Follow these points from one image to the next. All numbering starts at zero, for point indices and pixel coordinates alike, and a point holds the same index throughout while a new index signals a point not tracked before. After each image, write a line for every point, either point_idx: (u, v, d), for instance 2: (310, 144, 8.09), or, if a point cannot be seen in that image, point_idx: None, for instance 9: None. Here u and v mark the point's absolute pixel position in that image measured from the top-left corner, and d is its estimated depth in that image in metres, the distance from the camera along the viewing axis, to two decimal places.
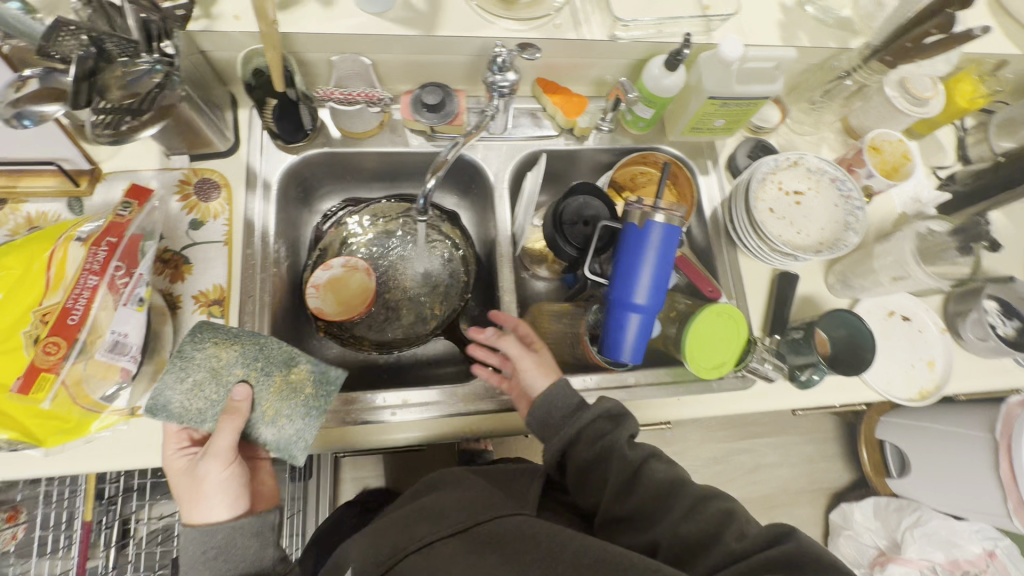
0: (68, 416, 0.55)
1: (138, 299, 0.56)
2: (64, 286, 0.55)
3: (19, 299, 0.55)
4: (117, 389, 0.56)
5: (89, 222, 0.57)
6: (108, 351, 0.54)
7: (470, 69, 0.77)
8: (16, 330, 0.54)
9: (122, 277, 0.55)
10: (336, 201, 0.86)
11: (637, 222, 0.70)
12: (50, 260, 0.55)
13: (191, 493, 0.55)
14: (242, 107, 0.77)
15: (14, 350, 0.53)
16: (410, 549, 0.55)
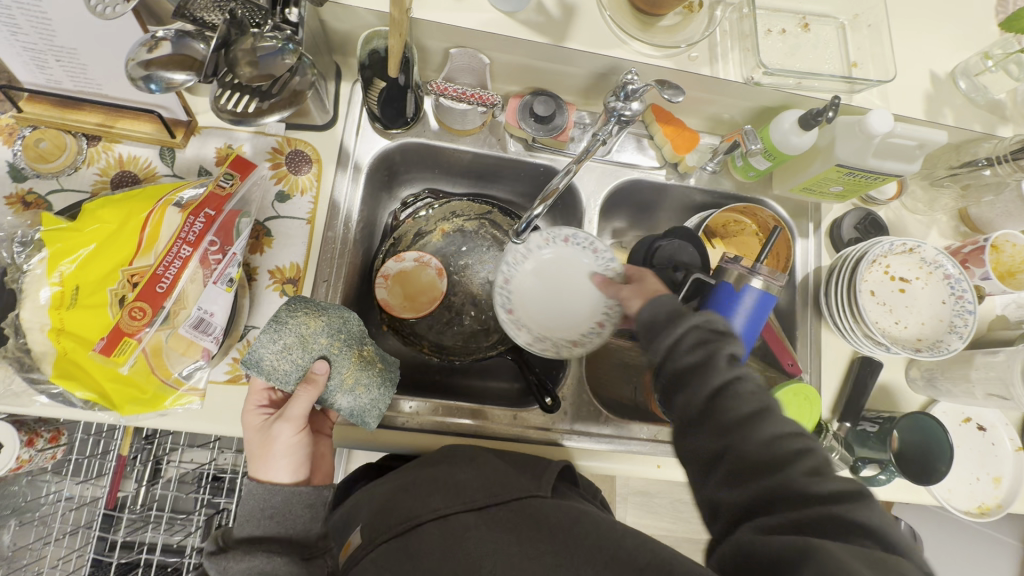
0: (145, 387, 0.54)
1: (228, 279, 0.55)
2: (156, 252, 0.54)
3: (108, 256, 0.53)
4: (194, 367, 0.56)
5: (191, 188, 0.57)
6: (193, 328, 0.54)
7: (587, 83, 0.73)
8: (103, 286, 0.53)
9: (216, 253, 0.55)
10: (416, 189, 0.83)
11: (732, 283, 0.67)
12: (146, 221, 0.54)
13: (260, 450, 0.55)
14: (345, 80, 0.73)
15: (98, 306, 0.52)
16: (423, 518, 0.51)
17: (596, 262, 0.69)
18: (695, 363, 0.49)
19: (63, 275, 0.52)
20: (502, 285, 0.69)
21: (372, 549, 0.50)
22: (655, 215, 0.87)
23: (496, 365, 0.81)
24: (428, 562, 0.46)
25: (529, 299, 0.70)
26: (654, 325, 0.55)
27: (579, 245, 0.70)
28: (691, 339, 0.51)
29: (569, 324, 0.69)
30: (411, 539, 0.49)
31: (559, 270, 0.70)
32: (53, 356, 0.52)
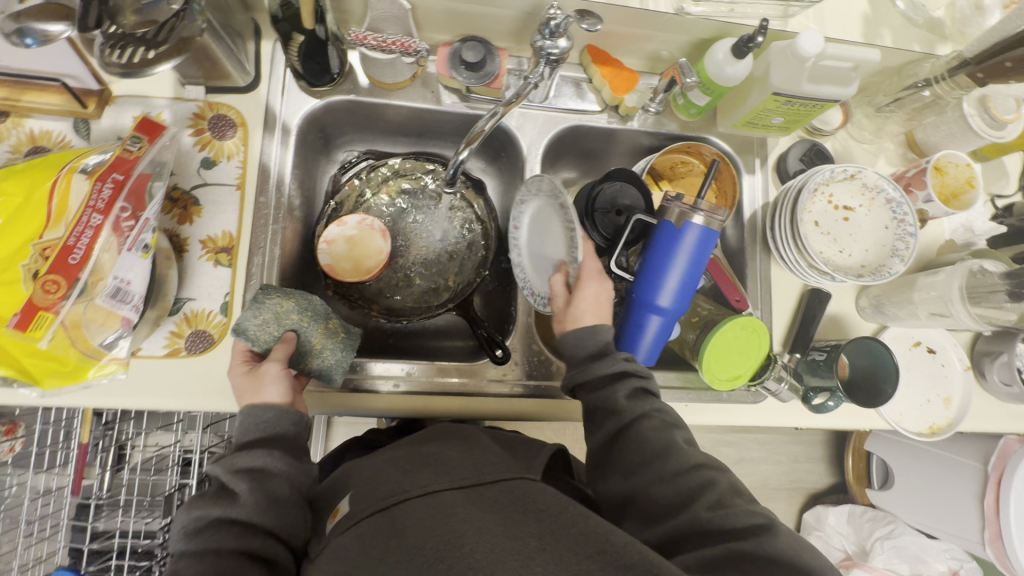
0: (66, 359, 0.53)
1: (144, 246, 0.54)
2: (66, 222, 0.52)
3: (17, 229, 0.51)
4: (117, 337, 0.55)
5: (96, 154, 0.55)
6: (110, 298, 0.52)
7: (518, 26, 0.71)
8: (15, 262, 0.51)
9: (128, 219, 0.53)
10: (355, 152, 0.81)
11: (674, 222, 0.66)
12: (52, 191, 0.52)
13: (248, 385, 0.56)
14: (265, 38, 0.70)
15: (12, 283, 0.51)
16: (410, 494, 0.47)
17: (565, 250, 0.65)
18: (594, 397, 0.59)
19: None
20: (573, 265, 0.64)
21: (356, 522, 0.46)
22: (604, 161, 0.85)
23: (450, 324, 0.81)
24: (414, 537, 0.42)
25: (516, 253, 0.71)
26: (572, 353, 0.62)
27: (564, 218, 0.65)
28: (593, 385, 0.59)
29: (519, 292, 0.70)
30: (396, 514, 0.46)
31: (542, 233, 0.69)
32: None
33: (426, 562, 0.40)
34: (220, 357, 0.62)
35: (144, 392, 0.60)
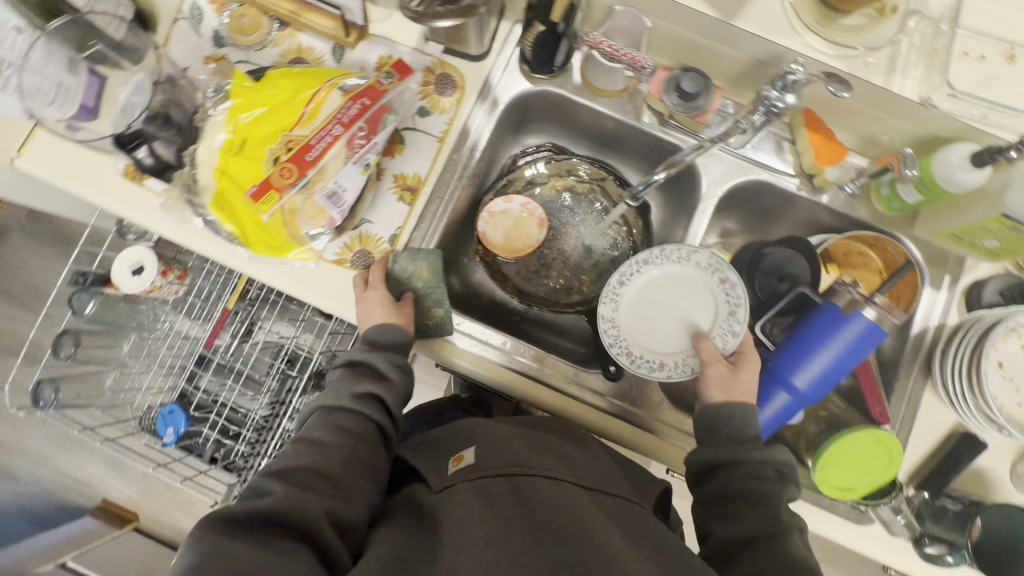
0: (277, 234, 0.62)
1: (365, 164, 0.62)
2: (313, 125, 0.61)
3: (277, 119, 0.61)
4: (319, 232, 0.63)
5: (354, 77, 0.62)
6: (326, 198, 0.61)
7: (743, 72, 0.71)
8: (265, 144, 0.61)
9: (361, 138, 0.61)
10: (540, 140, 0.86)
11: (841, 308, 0.63)
12: (312, 97, 0.61)
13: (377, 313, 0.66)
14: (506, 19, 0.76)
15: (257, 159, 0.60)
16: (535, 471, 0.58)
17: (719, 323, 0.68)
18: (736, 482, 0.59)
19: (237, 126, 0.61)
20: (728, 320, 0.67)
21: (485, 475, 0.58)
22: (772, 225, 0.82)
23: (568, 325, 0.83)
24: (545, 507, 0.53)
25: (631, 308, 0.70)
26: (716, 430, 0.63)
27: (722, 296, 0.68)
28: (740, 470, 0.60)
29: (640, 348, 0.69)
30: (523, 482, 0.57)
31: (682, 300, 0.70)
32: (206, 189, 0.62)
33: (561, 537, 0.50)
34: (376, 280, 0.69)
35: (316, 287, 0.68)
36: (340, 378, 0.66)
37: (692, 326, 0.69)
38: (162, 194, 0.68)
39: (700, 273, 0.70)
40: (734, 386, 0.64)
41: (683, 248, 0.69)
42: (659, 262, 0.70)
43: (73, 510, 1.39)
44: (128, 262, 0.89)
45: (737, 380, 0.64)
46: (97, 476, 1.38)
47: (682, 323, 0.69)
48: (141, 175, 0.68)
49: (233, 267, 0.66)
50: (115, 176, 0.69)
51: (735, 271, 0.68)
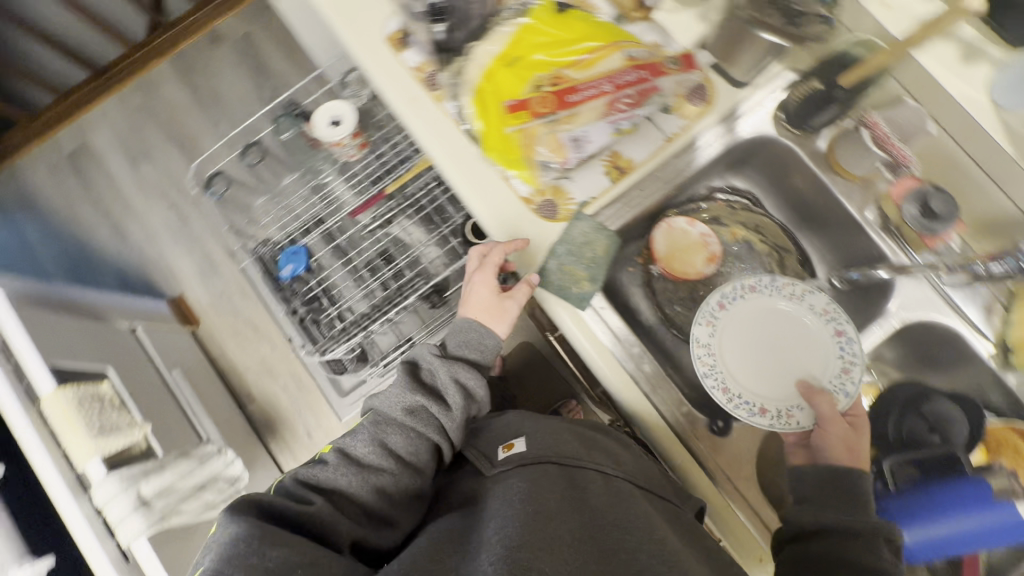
0: (513, 149, 0.73)
1: (616, 125, 0.72)
2: (584, 73, 0.73)
3: (556, 54, 0.74)
4: (546, 162, 0.73)
5: (636, 49, 0.74)
6: (570, 138, 0.72)
7: (995, 220, 0.72)
8: (536, 70, 0.74)
9: (622, 104, 0.71)
10: (743, 184, 0.84)
11: (993, 490, 0.62)
12: (589, 50, 0.74)
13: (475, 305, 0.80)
14: (783, 61, 0.76)
15: (526, 79, 0.73)
16: (588, 464, 0.71)
17: (832, 377, 0.69)
18: (837, 547, 0.58)
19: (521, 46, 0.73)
20: (841, 375, 0.69)
21: (538, 460, 0.70)
22: None
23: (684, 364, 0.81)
24: (601, 499, 0.66)
25: (726, 338, 0.71)
26: (831, 487, 0.62)
27: (837, 350, 0.70)
28: (844, 537, 0.59)
29: (740, 387, 0.69)
30: (575, 472, 0.69)
31: (784, 345, 0.71)
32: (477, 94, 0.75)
33: (605, 540, 0.61)
34: (547, 229, 0.73)
35: (503, 205, 0.74)
36: (399, 386, 0.76)
37: (800, 372, 0.70)
38: (412, 71, 0.78)
39: (808, 319, 0.71)
40: (847, 450, 0.65)
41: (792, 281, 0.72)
42: (749, 297, 0.73)
43: (156, 291, 1.62)
44: (331, 112, 0.99)
45: (835, 432, 0.66)
46: (188, 276, 1.63)
47: (786, 370, 0.70)
48: (404, 47, 0.78)
49: (451, 155, 0.75)
50: (381, 38, 0.79)
51: (854, 327, 0.70)
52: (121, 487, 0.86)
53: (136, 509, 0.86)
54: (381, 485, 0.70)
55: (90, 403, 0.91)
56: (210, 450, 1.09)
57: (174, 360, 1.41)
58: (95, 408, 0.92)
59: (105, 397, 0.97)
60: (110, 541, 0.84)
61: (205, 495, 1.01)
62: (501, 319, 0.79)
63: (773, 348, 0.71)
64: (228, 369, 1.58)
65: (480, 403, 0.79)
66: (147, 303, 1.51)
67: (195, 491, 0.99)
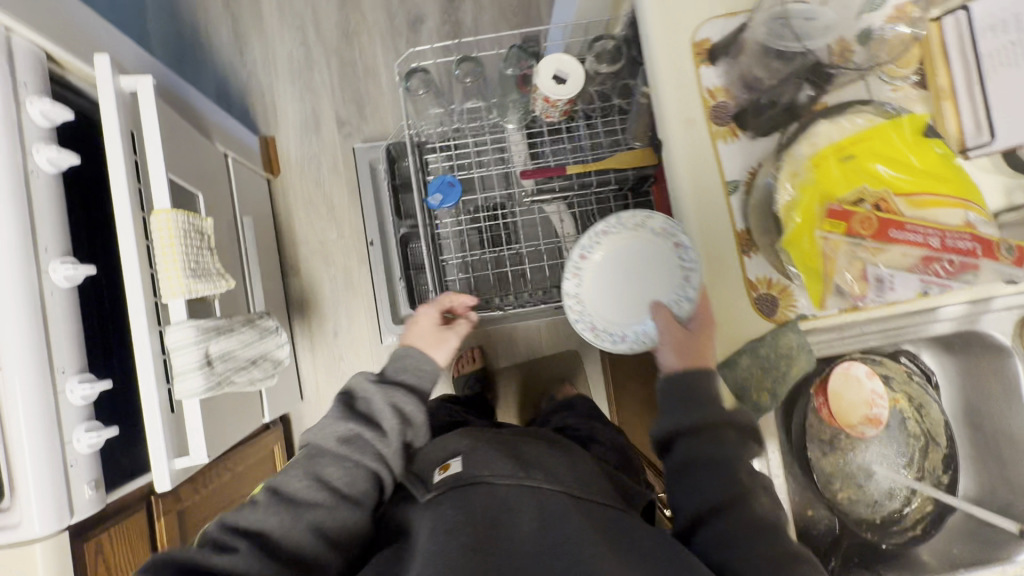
0: (811, 257, 0.57)
1: (924, 287, 0.57)
2: (914, 214, 0.57)
3: (891, 177, 0.57)
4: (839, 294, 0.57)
5: (987, 223, 0.57)
6: (876, 276, 0.56)
7: None
8: (865, 182, 0.57)
9: (944, 267, 0.56)
10: (929, 361, 0.81)
11: None
12: (932, 192, 0.57)
13: (424, 334, 0.85)
14: None
15: (850, 184, 0.57)
16: (500, 476, 0.62)
17: (674, 288, 0.73)
18: (718, 449, 0.64)
19: (861, 154, 0.57)
20: (680, 249, 0.72)
21: (461, 471, 0.64)
22: None
23: None
24: (529, 512, 0.58)
25: (598, 267, 0.76)
26: (689, 399, 0.66)
27: (679, 258, 0.72)
28: (716, 456, 0.63)
29: (605, 321, 0.76)
30: (493, 485, 0.61)
31: (653, 279, 0.75)
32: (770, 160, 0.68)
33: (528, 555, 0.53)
34: (754, 324, 0.68)
35: (728, 284, 0.69)
36: (331, 419, 0.73)
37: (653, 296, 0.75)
38: (703, 91, 0.70)
39: (655, 240, 0.74)
40: (678, 348, 0.68)
41: (624, 214, 0.74)
42: (614, 233, 0.76)
43: (250, 121, 1.50)
44: (561, 67, 0.89)
45: (689, 341, 0.68)
46: (287, 121, 1.51)
47: (643, 288, 0.76)
48: (708, 62, 0.70)
49: (699, 208, 0.69)
50: (688, 38, 0.70)
51: (689, 235, 0.71)
52: (194, 339, 0.80)
53: (200, 367, 0.80)
54: (318, 522, 0.66)
55: (191, 238, 0.84)
56: (272, 326, 1.02)
57: (247, 203, 1.32)
58: (193, 244, 0.84)
59: (205, 235, 0.89)
60: (164, 386, 0.79)
61: (255, 371, 0.95)
62: (439, 347, 0.83)
63: (636, 283, 0.76)
64: (286, 231, 1.50)
65: (417, 428, 0.75)
66: (241, 127, 1.36)
67: (250, 364, 0.93)
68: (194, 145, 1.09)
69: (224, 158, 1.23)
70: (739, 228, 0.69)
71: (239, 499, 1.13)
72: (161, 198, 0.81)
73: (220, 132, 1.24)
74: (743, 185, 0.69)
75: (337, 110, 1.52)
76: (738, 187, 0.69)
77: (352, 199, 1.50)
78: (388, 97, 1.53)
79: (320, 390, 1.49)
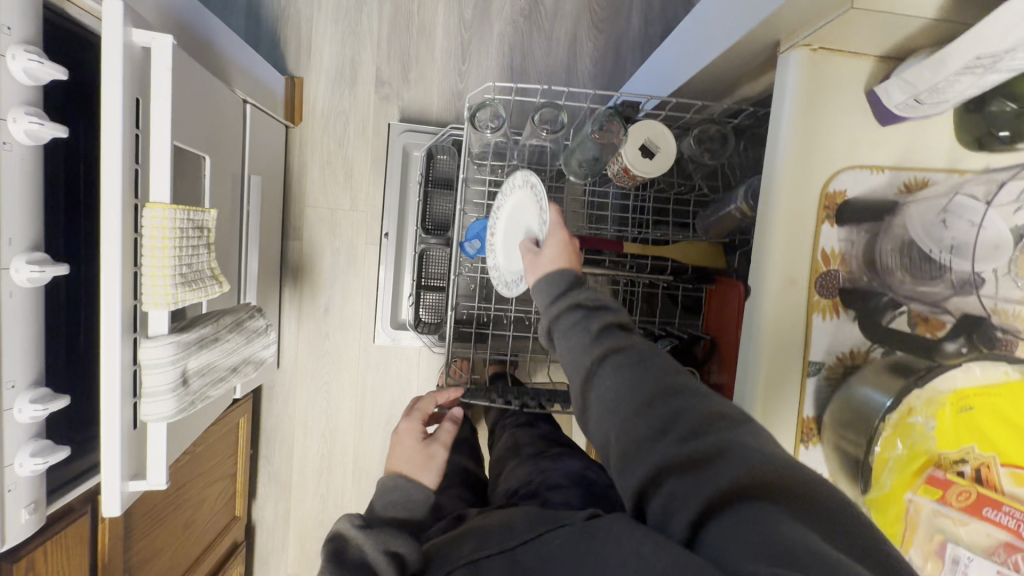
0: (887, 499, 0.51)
1: None
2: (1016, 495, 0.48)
3: (1006, 444, 0.49)
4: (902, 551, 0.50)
5: None
6: (949, 550, 0.48)
7: None
8: (975, 441, 0.49)
9: None
10: None
11: None
12: None
13: (414, 456, 0.74)
14: None
15: (959, 437, 0.50)
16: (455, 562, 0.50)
17: (539, 224, 0.71)
18: (638, 357, 0.56)
19: (984, 404, 0.49)
20: (513, 182, 0.76)
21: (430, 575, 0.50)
22: None
23: None
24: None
25: (501, 223, 0.79)
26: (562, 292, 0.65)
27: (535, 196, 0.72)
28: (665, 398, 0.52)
29: (511, 272, 0.78)
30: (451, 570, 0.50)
31: (513, 234, 0.78)
32: (867, 352, 0.60)
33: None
34: None
35: None
36: None
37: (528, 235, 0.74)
38: (817, 252, 0.59)
39: (522, 188, 0.74)
40: (535, 268, 0.68)
41: (510, 178, 0.76)
42: (504, 205, 0.79)
43: (279, 56, 1.32)
44: (654, 140, 0.76)
45: (544, 257, 0.67)
46: (320, 65, 1.34)
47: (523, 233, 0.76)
48: (833, 220, 0.59)
49: (771, 385, 0.61)
50: (820, 185, 0.59)
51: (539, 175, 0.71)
52: (172, 358, 0.71)
53: (173, 388, 0.72)
54: None
55: (188, 237, 0.72)
56: (261, 326, 0.93)
57: (259, 157, 1.18)
58: (189, 245, 0.73)
59: (205, 230, 0.77)
60: (128, 402, 0.70)
61: (233, 380, 0.87)
62: (427, 470, 0.73)
63: (515, 227, 0.78)
64: (295, 189, 1.36)
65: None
66: (268, 68, 1.19)
67: (229, 374, 0.85)
68: (212, 96, 0.94)
69: (243, 106, 1.08)
70: (807, 413, 0.61)
71: (187, 477, 1.06)
72: (161, 190, 0.68)
73: (242, 74, 1.07)
74: (826, 369, 0.60)
75: (379, 67, 1.35)
76: (820, 370, 0.60)
77: (374, 172, 1.36)
78: (438, 66, 1.35)
79: (299, 363, 1.42)
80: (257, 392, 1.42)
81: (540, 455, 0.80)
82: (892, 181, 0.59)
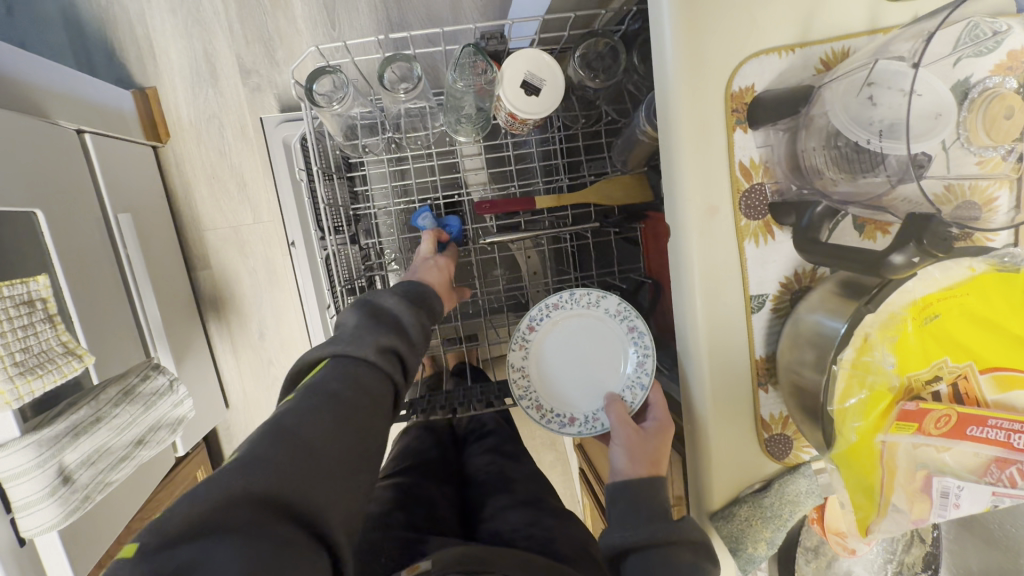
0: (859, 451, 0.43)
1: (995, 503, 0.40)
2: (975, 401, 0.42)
3: (956, 341, 0.43)
4: (895, 508, 0.42)
5: None
6: (937, 493, 0.41)
7: None
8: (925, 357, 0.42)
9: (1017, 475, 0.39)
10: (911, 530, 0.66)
11: None
12: (1001, 370, 0.42)
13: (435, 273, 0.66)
14: None
15: (909, 356, 0.42)
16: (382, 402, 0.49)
17: (634, 369, 0.64)
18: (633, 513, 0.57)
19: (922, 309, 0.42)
20: (550, 303, 0.66)
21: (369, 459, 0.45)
22: None
23: None
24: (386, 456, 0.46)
25: (550, 343, 0.67)
26: (634, 498, 0.56)
27: (633, 345, 0.65)
28: (665, 553, 0.53)
29: (555, 401, 0.65)
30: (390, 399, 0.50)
31: (586, 351, 0.66)
32: (813, 269, 0.51)
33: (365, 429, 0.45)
34: (758, 469, 0.55)
35: (740, 424, 0.54)
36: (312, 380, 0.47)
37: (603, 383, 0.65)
38: (734, 167, 0.49)
39: (609, 320, 0.66)
40: (631, 449, 0.58)
41: (593, 292, 0.65)
42: (565, 308, 0.66)
43: (120, 69, 1.15)
44: (535, 72, 0.62)
45: (647, 444, 0.59)
46: (170, 68, 1.16)
47: (582, 375, 0.66)
48: (746, 125, 0.48)
49: (716, 334, 0.52)
50: (723, 86, 0.48)
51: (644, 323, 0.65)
52: (35, 461, 0.60)
53: (52, 492, 0.62)
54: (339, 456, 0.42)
55: (14, 316, 0.61)
56: (162, 385, 0.83)
57: (123, 191, 1.02)
58: (16, 325, 0.61)
59: (38, 302, 0.65)
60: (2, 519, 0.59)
61: (139, 453, 0.77)
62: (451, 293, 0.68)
63: (588, 352, 0.66)
64: (186, 216, 1.21)
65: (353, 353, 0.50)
66: (102, 85, 1.02)
67: (131, 450, 0.75)
68: (27, 136, 0.78)
69: (77, 137, 0.92)
70: (758, 354, 0.53)
71: None
72: None
73: (68, 101, 0.91)
74: (771, 300, 0.52)
75: (237, 55, 1.17)
76: (765, 304, 0.52)
77: (266, 176, 1.21)
78: (304, 37, 1.17)
79: (248, 399, 1.31)
80: (212, 439, 1.32)
81: (538, 502, 0.66)
82: (804, 63, 0.49)
